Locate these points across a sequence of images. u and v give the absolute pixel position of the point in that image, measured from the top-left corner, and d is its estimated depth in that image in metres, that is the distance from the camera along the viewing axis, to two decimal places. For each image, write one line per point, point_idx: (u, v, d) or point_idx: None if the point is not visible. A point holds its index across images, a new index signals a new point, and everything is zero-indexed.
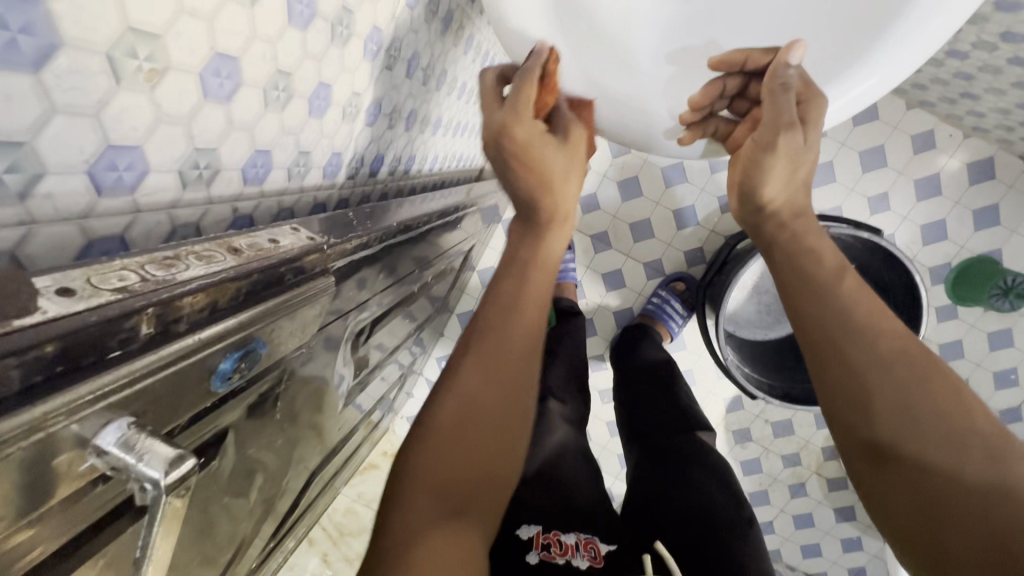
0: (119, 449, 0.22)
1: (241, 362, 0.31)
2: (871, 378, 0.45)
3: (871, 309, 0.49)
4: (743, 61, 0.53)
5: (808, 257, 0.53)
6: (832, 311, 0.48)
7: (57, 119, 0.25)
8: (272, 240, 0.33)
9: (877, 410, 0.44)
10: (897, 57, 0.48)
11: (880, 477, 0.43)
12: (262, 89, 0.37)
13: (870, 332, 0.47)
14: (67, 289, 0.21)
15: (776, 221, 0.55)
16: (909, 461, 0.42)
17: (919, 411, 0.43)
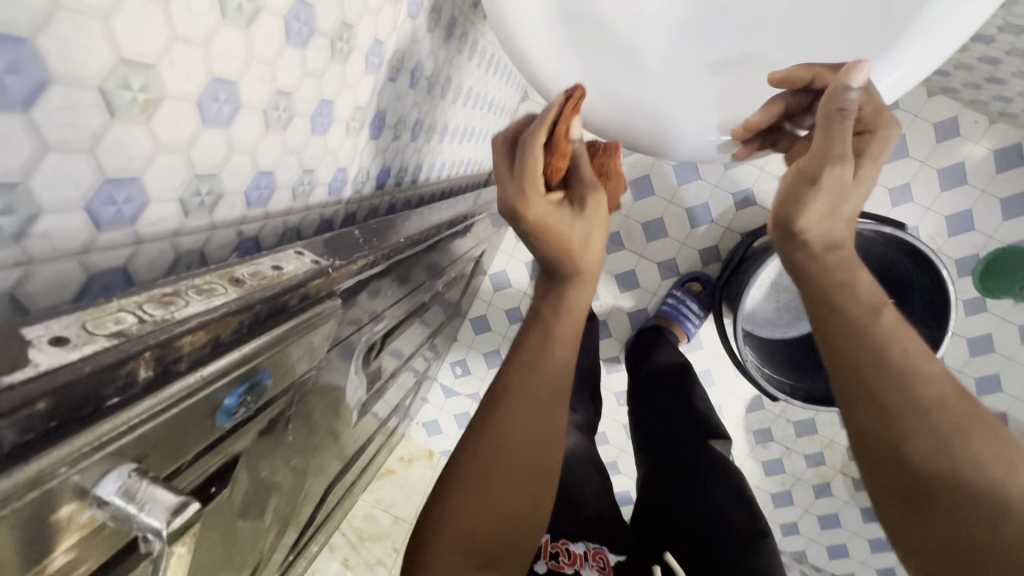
0: (121, 498, 0.21)
1: (247, 395, 0.30)
2: (913, 414, 0.44)
3: (911, 344, 0.48)
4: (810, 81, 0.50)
5: (843, 284, 0.51)
6: (872, 344, 0.47)
7: (51, 157, 0.24)
8: (274, 267, 0.33)
9: (915, 441, 0.43)
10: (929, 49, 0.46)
11: (918, 516, 0.42)
12: (262, 111, 0.37)
13: (908, 370, 0.46)
14: (61, 338, 0.21)
15: (810, 253, 0.53)
16: (943, 504, 0.41)
17: (954, 454, 0.42)
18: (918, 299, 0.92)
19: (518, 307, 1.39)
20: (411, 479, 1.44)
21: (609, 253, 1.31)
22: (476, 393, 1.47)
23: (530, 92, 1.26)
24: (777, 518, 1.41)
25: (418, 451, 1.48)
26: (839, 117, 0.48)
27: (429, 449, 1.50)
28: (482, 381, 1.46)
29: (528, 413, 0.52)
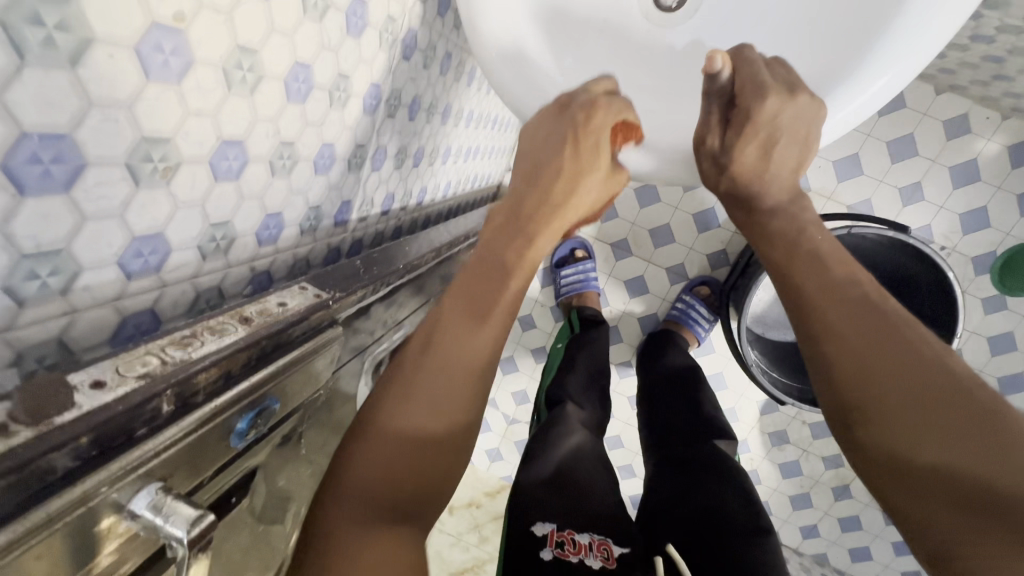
0: (149, 511, 0.26)
1: (257, 419, 0.34)
2: (843, 362, 0.38)
3: (829, 286, 0.41)
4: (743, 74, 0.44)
5: (764, 238, 0.48)
6: (793, 295, 0.43)
7: (88, 225, 0.29)
8: (279, 304, 0.37)
9: (847, 392, 0.37)
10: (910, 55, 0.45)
11: (881, 487, 0.36)
12: (268, 161, 0.41)
13: (839, 310, 0.40)
14: (99, 380, 0.26)
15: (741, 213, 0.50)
16: (910, 460, 0.34)
17: (901, 398, 0.35)
18: (927, 301, 0.91)
19: (530, 314, 1.43)
20: None
21: (617, 259, 1.33)
22: (492, 399, 1.51)
23: None
24: (795, 521, 1.41)
25: None
26: (705, 149, 0.48)
27: None
28: (497, 387, 1.49)
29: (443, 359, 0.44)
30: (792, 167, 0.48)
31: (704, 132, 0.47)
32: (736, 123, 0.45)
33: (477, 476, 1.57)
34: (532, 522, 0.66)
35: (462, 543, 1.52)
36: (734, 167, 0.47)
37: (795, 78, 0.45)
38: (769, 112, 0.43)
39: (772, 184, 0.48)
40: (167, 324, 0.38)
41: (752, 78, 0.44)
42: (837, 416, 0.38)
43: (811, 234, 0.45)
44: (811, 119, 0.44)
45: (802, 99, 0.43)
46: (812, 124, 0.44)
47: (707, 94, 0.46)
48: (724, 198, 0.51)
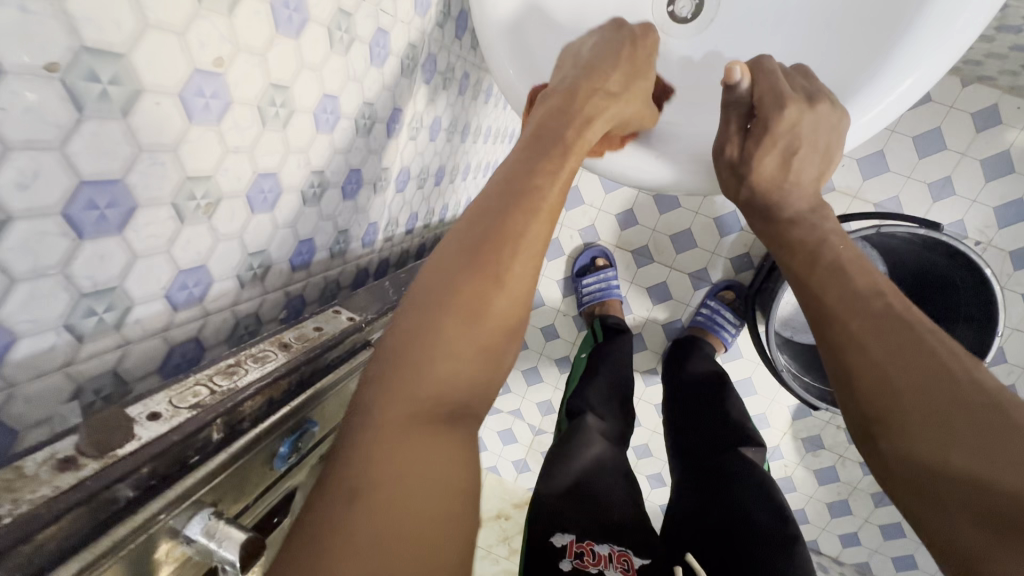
0: (204, 536, 0.27)
1: (298, 443, 0.35)
2: (865, 374, 0.37)
3: (851, 298, 0.40)
4: (773, 87, 0.45)
5: (781, 247, 0.47)
6: (815, 308, 0.42)
7: (139, 262, 0.30)
8: (316, 329, 0.39)
9: (872, 405, 0.36)
10: (936, 53, 0.44)
11: (907, 499, 0.34)
12: (300, 191, 0.43)
13: (864, 317, 0.39)
14: (155, 411, 0.27)
15: (761, 222, 0.50)
16: (940, 469, 0.32)
17: (933, 408, 0.34)
18: (964, 299, 0.88)
19: (552, 324, 1.43)
20: None
21: (639, 266, 1.32)
22: (518, 410, 1.51)
23: None
24: (835, 528, 1.36)
25: None
26: (724, 159, 0.49)
27: None
28: (522, 398, 1.49)
29: (485, 231, 0.39)
30: (811, 177, 0.48)
31: (722, 143, 0.48)
32: (755, 132, 0.46)
33: (506, 487, 1.57)
34: (550, 533, 0.65)
35: (492, 555, 1.50)
36: (754, 177, 0.47)
37: (815, 88, 0.46)
38: (789, 120, 0.44)
39: (794, 194, 0.48)
40: (210, 352, 0.40)
41: (772, 88, 0.45)
42: (863, 429, 0.37)
43: (832, 243, 0.45)
44: (832, 127, 0.44)
45: (822, 109, 0.44)
46: (833, 133, 0.45)
47: (726, 104, 0.47)
48: (745, 211, 0.50)
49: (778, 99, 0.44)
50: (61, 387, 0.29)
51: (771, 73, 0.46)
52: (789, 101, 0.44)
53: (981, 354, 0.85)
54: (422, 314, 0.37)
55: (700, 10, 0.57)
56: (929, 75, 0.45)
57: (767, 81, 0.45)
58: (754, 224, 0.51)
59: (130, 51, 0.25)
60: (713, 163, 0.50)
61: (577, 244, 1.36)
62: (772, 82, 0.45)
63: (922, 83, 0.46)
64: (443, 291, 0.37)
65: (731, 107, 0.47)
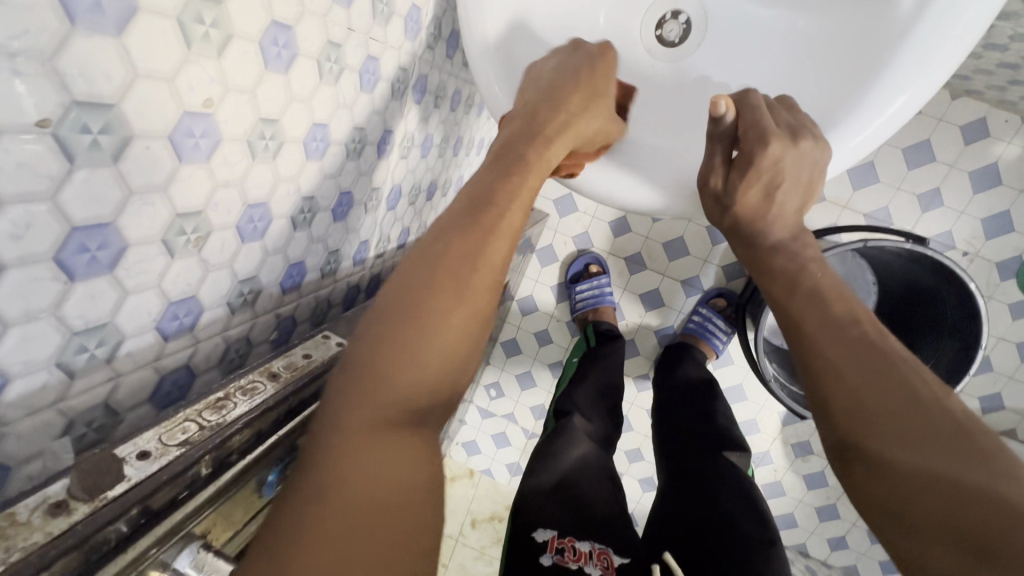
0: (193, 569, 0.28)
1: (286, 469, 0.36)
2: (841, 398, 0.38)
3: (829, 324, 0.41)
4: (758, 124, 0.46)
5: (760, 269, 0.48)
6: (793, 331, 0.43)
7: (130, 298, 0.31)
8: (305, 356, 0.40)
9: (846, 429, 0.37)
10: (918, 81, 0.45)
11: (881, 521, 0.35)
12: (290, 217, 0.43)
13: (841, 341, 0.40)
14: (145, 450, 0.28)
15: (743, 248, 0.50)
16: (915, 493, 0.33)
17: (906, 433, 0.35)
18: (949, 312, 0.90)
19: (546, 329, 1.44)
20: None
21: (632, 273, 1.34)
22: (511, 413, 1.52)
23: None
24: (823, 532, 1.38)
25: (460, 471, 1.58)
26: (709, 190, 0.50)
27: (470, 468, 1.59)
28: (516, 402, 1.51)
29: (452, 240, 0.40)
30: (794, 208, 0.48)
31: (707, 174, 0.50)
32: (740, 166, 0.47)
33: (499, 490, 1.58)
34: (533, 528, 0.66)
35: (484, 556, 1.51)
36: (737, 208, 0.48)
37: (798, 122, 0.47)
38: (773, 156, 0.45)
39: (777, 223, 0.48)
40: (202, 376, 0.41)
41: (756, 124, 0.46)
42: (837, 451, 0.38)
43: (811, 270, 0.45)
44: (813, 162, 0.46)
45: (804, 146, 0.46)
46: (814, 168, 0.46)
47: (712, 137, 0.49)
48: (729, 235, 0.51)
49: (762, 135, 0.46)
50: (52, 422, 0.29)
51: (757, 109, 0.47)
52: (774, 138, 0.45)
53: (964, 366, 0.87)
54: (390, 317, 0.36)
55: (688, 34, 0.58)
56: (912, 102, 0.46)
57: (754, 117, 0.47)
58: (737, 249, 0.51)
59: (120, 101, 0.26)
60: (698, 193, 0.52)
61: (570, 250, 1.37)
62: (757, 118, 0.47)
63: (906, 110, 0.46)
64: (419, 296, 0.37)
65: (717, 139, 0.49)
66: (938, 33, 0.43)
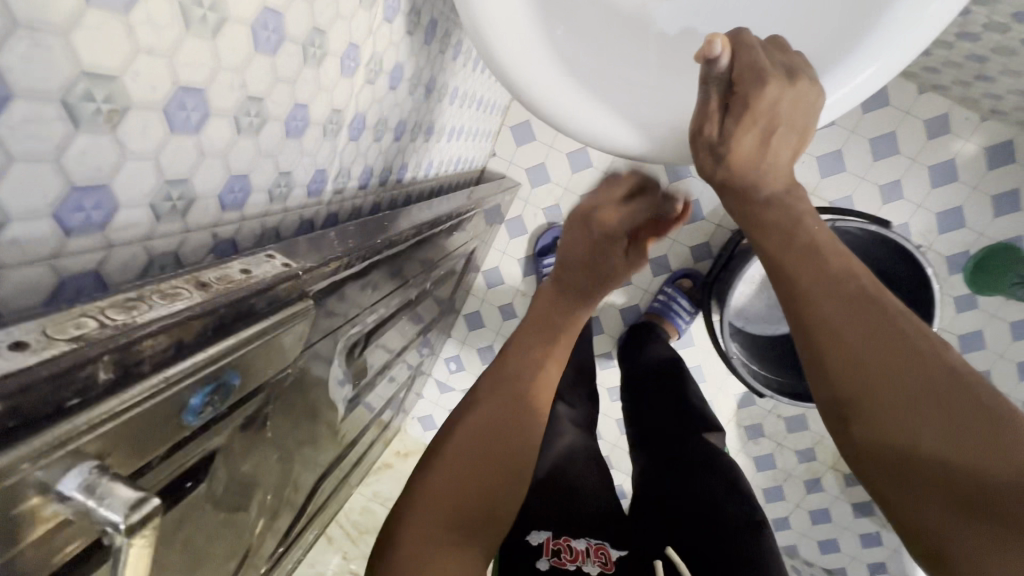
0: (81, 492, 0.23)
1: (213, 396, 0.32)
2: (840, 359, 0.36)
3: (824, 278, 0.39)
4: (755, 63, 0.43)
5: (751, 222, 0.46)
6: (786, 291, 0.40)
7: (15, 167, 0.25)
8: (243, 271, 0.34)
9: (842, 389, 0.36)
10: (902, 43, 0.44)
11: (878, 487, 0.34)
12: (232, 117, 0.38)
13: (840, 298, 0.38)
14: (22, 342, 0.23)
15: (739, 201, 0.47)
16: (918, 456, 0.32)
17: (909, 392, 0.33)
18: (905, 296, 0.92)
19: (511, 303, 1.41)
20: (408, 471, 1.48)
21: None
22: None
23: None
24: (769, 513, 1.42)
25: (413, 445, 1.52)
26: (703, 140, 0.47)
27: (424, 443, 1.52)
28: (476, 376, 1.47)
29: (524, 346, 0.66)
30: (787, 158, 0.46)
31: (702, 122, 0.46)
32: (734, 110, 0.44)
33: None
34: (527, 531, 0.63)
35: None
36: (733, 156, 0.45)
37: (793, 64, 0.45)
38: (770, 98, 0.43)
39: (771, 172, 0.46)
40: None
41: (752, 63, 0.43)
42: (835, 415, 0.37)
43: (807, 224, 0.43)
44: (807, 105, 0.44)
45: (801, 87, 0.43)
46: (809, 113, 0.45)
47: (706, 79, 0.45)
48: (721, 190, 0.48)
49: (760, 74, 0.43)
50: None
51: (750, 48, 0.44)
52: (772, 78, 0.43)
53: None
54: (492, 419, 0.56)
55: None
56: (892, 66, 0.45)
57: (749, 56, 0.44)
58: (727, 204, 0.48)
59: None
60: (692, 146, 0.48)
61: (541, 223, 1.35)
62: (754, 57, 0.44)
63: (884, 73, 0.46)
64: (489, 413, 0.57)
65: (712, 83, 0.45)
66: None
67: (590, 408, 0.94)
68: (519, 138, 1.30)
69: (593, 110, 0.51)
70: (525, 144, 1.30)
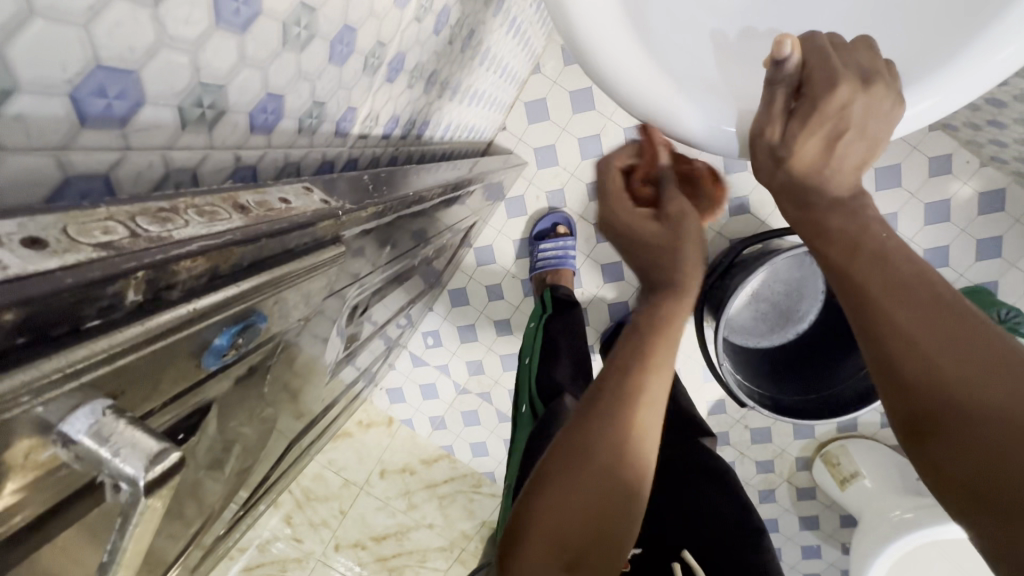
0: (91, 439, 0.19)
1: (239, 337, 0.28)
2: (914, 370, 0.36)
3: (894, 281, 0.38)
4: (824, 72, 0.40)
5: (813, 226, 0.44)
6: (852, 296, 0.40)
7: (36, 23, 0.20)
8: (282, 200, 0.30)
9: (919, 401, 0.35)
10: (969, 79, 0.43)
11: (959, 502, 0.33)
12: (281, 24, 0.32)
13: (914, 306, 0.37)
14: (37, 239, 0.18)
15: (795, 208, 0.45)
16: (1002, 469, 0.31)
17: (995, 405, 0.32)
18: None
19: (499, 284, 1.37)
20: (367, 444, 1.44)
21: (598, 241, 1.30)
22: (445, 365, 1.45)
23: (541, 65, 1.23)
24: None
25: (377, 417, 1.47)
26: (762, 143, 0.44)
27: (390, 416, 1.47)
28: (452, 353, 1.44)
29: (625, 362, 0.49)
30: (852, 165, 0.43)
31: (762, 124, 0.43)
32: (800, 113, 0.42)
33: (417, 443, 1.47)
34: None
35: (388, 507, 1.42)
36: (793, 162, 0.43)
37: (872, 66, 0.41)
38: (839, 101, 0.40)
39: (833, 181, 0.44)
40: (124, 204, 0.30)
41: (824, 64, 0.41)
42: (911, 428, 0.36)
43: (874, 231, 0.42)
44: (882, 113, 0.41)
45: (875, 91, 0.40)
46: (883, 121, 0.41)
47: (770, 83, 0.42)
48: (778, 195, 0.47)
49: (828, 85, 0.40)
50: None
51: (822, 52, 0.41)
52: (841, 86, 0.39)
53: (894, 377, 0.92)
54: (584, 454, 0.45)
55: None
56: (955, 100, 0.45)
57: (818, 60, 0.41)
58: (782, 207, 0.47)
59: None
60: (751, 147, 0.45)
61: (541, 207, 1.31)
62: (826, 64, 0.41)
63: (942, 107, 0.46)
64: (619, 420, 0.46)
65: (774, 87, 0.42)
66: (1009, 35, 0.41)
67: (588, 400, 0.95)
68: (531, 116, 1.25)
69: (654, 76, 0.47)
70: (536, 122, 1.25)
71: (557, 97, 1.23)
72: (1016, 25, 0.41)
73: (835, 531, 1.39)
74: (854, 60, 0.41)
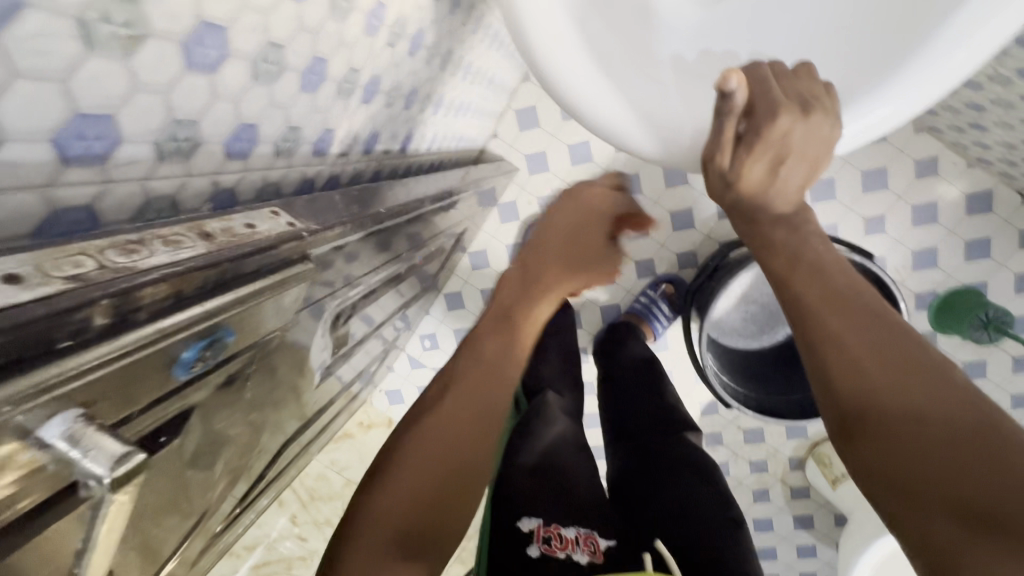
0: (64, 442, 0.22)
1: (207, 350, 0.31)
2: (843, 371, 0.38)
3: (830, 293, 0.41)
4: (767, 102, 0.43)
5: (761, 238, 0.47)
6: (793, 303, 0.43)
7: (19, 84, 0.23)
8: (248, 225, 0.33)
9: (847, 399, 0.38)
10: (919, 89, 0.45)
11: (880, 495, 0.35)
12: (251, 62, 0.35)
13: (845, 313, 0.40)
14: (16, 275, 0.21)
15: (745, 221, 0.48)
16: (917, 460, 0.33)
17: (911, 403, 0.35)
18: None
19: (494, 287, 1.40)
20: (368, 444, 1.44)
21: None
22: (442, 367, 1.49)
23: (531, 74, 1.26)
24: None
25: (377, 419, 1.49)
26: (714, 167, 0.47)
27: (389, 417, 1.51)
28: (449, 356, 1.47)
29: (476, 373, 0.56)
30: (796, 185, 0.46)
31: (713, 148, 0.46)
32: (746, 140, 0.44)
33: None
34: (519, 517, 0.66)
35: None
36: (740, 184, 0.46)
37: (811, 95, 0.44)
38: (781, 129, 0.42)
39: (777, 200, 0.47)
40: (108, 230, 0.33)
41: (766, 94, 0.43)
42: (839, 425, 0.38)
43: (813, 245, 0.45)
44: (821, 138, 0.43)
45: (815, 119, 0.42)
46: (822, 145, 0.44)
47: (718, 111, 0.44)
48: (731, 212, 0.50)
49: (771, 114, 0.42)
50: None
51: (766, 82, 0.44)
52: (783, 116, 0.42)
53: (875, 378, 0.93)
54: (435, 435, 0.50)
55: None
56: (909, 108, 0.46)
57: (761, 90, 0.43)
58: (735, 222, 0.50)
59: None
60: (704, 170, 0.49)
61: (533, 212, 1.34)
62: (768, 95, 0.43)
63: (898, 115, 0.47)
64: (465, 406, 0.53)
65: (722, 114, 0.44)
66: (954, 42, 0.42)
67: (576, 400, 0.97)
68: (523, 124, 1.28)
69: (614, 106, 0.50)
70: (527, 129, 1.28)
71: (547, 104, 1.25)
72: (959, 33, 0.42)
73: (830, 531, 1.40)
74: (796, 90, 0.44)
